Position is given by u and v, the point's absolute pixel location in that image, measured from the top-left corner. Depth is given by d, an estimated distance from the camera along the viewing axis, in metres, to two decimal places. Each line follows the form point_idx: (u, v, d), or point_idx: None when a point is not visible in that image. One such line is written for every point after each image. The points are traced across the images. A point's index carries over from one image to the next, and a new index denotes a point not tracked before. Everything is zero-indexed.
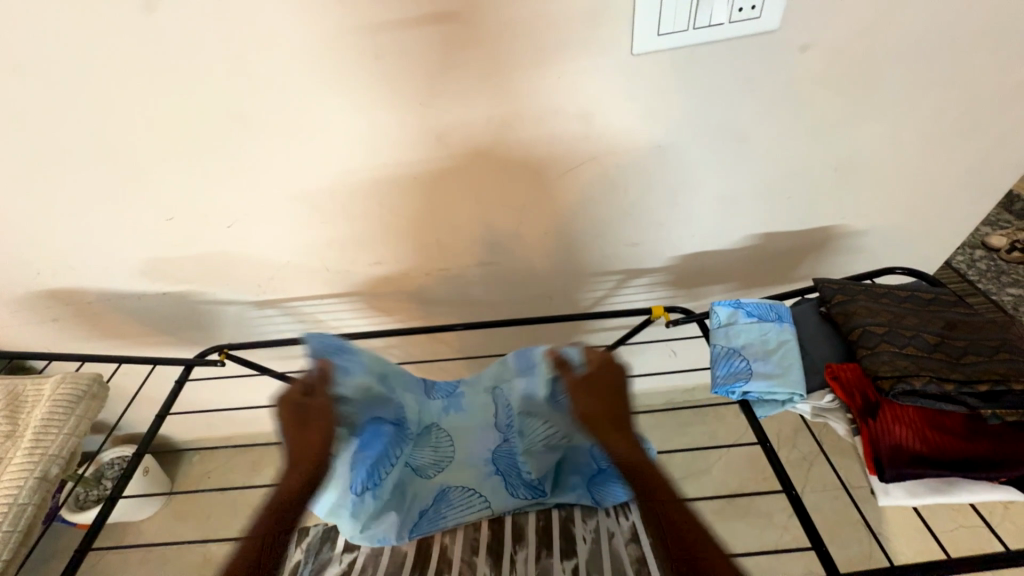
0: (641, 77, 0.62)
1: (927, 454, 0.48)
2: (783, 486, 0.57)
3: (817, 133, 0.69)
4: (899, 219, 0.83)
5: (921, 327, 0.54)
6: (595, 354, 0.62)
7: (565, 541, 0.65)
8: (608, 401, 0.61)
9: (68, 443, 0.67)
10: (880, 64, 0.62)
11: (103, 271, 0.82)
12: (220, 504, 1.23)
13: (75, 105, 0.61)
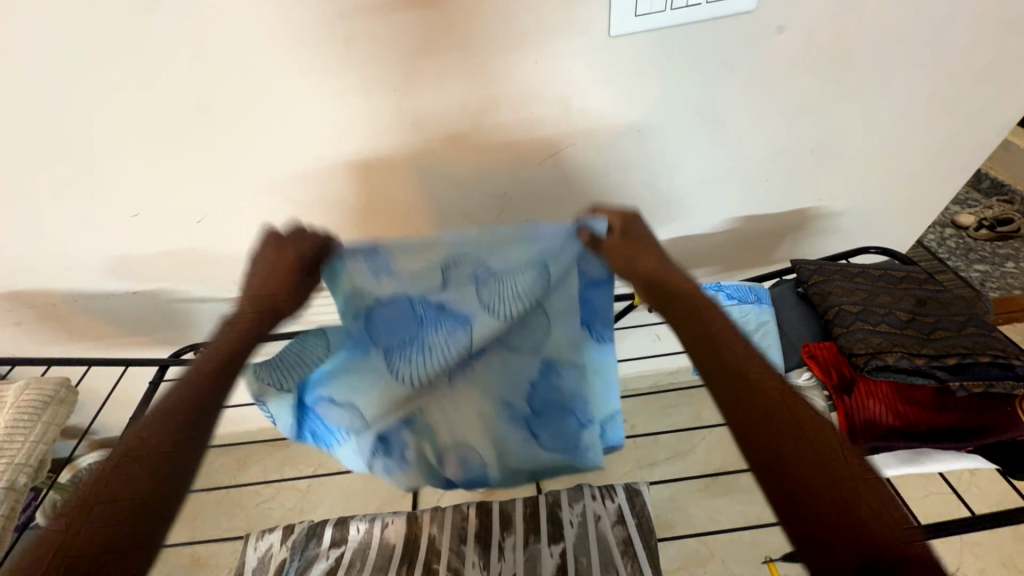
0: (620, 58, 0.61)
1: (899, 427, 0.51)
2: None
3: (793, 114, 0.70)
4: (873, 200, 0.85)
5: (894, 304, 0.56)
6: (652, 287, 0.52)
7: (552, 526, 0.66)
8: (723, 347, 0.45)
9: (35, 450, 0.64)
10: (853, 45, 0.63)
11: (66, 271, 0.79)
12: (206, 504, 1.21)
13: (20, 95, 0.57)
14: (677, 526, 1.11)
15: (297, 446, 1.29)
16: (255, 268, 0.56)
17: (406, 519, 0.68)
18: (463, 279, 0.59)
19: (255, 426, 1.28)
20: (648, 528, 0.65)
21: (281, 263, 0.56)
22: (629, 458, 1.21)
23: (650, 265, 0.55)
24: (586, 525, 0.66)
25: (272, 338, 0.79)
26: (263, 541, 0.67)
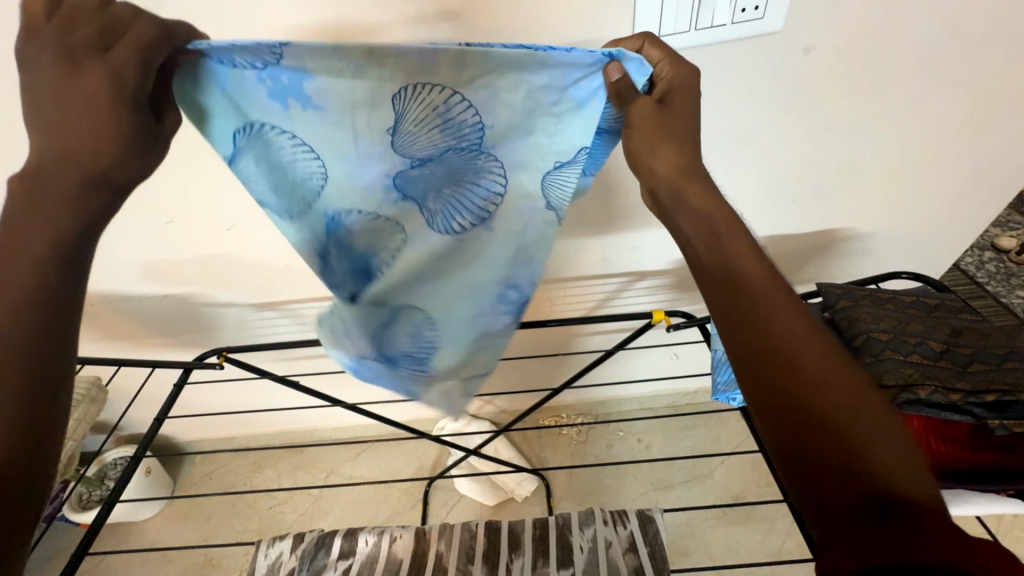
0: None
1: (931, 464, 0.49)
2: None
3: (820, 134, 0.68)
4: (905, 222, 0.82)
5: (926, 334, 0.53)
6: (701, 230, 0.43)
7: (562, 551, 0.64)
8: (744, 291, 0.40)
9: (66, 446, 0.67)
10: (884, 65, 0.61)
11: (102, 274, 0.82)
12: (222, 505, 1.23)
13: None
14: (692, 554, 1.07)
15: (312, 451, 1.30)
16: (30, 57, 0.35)
17: (415, 534, 0.68)
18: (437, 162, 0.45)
19: (272, 429, 1.30)
20: (662, 558, 0.62)
21: (74, 86, 0.35)
22: (643, 480, 1.18)
23: (687, 191, 0.44)
24: (596, 551, 0.64)
25: (292, 345, 0.81)
26: (273, 548, 0.68)
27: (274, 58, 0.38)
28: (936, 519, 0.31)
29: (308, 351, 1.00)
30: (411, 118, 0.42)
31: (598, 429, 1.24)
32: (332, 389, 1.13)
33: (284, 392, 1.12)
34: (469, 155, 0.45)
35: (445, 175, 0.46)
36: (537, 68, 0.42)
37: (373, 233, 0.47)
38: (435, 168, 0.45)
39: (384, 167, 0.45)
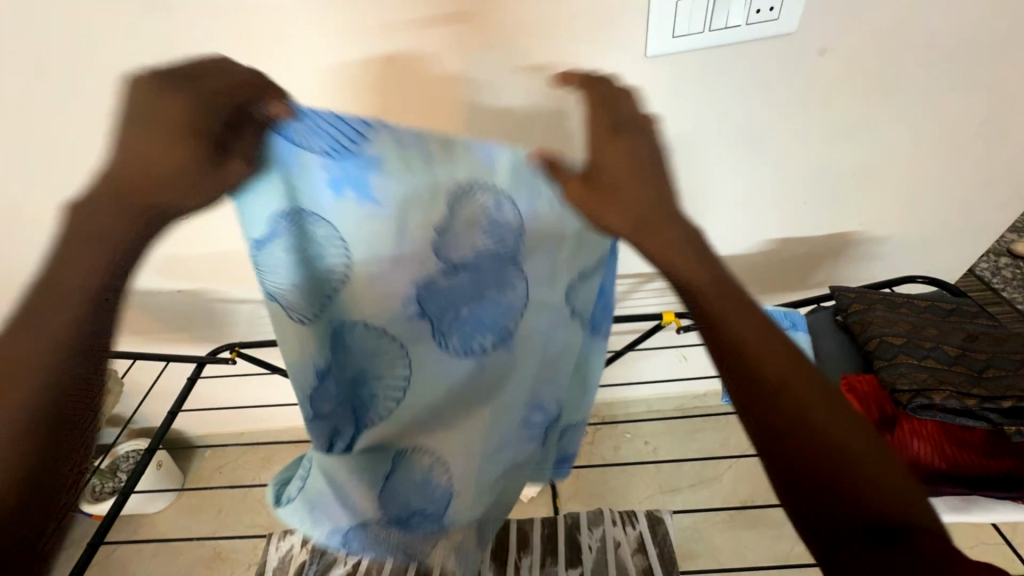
0: (656, 79, 0.61)
1: (945, 470, 0.47)
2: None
3: (834, 136, 0.68)
4: (920, 226, 0.81)
5: (941, 339, 0.52)
6: (691, 278, 0.43)
7: (571, 549, 0.64)
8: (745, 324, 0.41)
9: None
10: (901, 67, 0.61)
11: (120, 269, 0.84)
12: (230, 499, 1.25)
13: None
14: (700, 558, 1.06)
15: None
16: (153, 109, 0.40)
17: None
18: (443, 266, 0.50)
19: (281, 425, 1.31)
20: (671, 559, 0.62)
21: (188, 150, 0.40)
22: (650, 482, 1.17)
23: (650, 246, 0.45)
24: (605, 551, 0.64)
25: None
26: (285, 541, 0.69)
27: (351, 146, 0.44)
28: (932, 539, 0.34)
29: None
30: (449, 243, 0.49)
31: (604, 430, 1.24)
32: None
33: (293, 388, 1.14)
34: (479, 263, 0.50)
35: (463, 297, 0.52)
36: (534, 188, 0.47)
37: (371, 342, 0.54)
38: (454, 293, 0.51)
39: (400, 268, 0.50)
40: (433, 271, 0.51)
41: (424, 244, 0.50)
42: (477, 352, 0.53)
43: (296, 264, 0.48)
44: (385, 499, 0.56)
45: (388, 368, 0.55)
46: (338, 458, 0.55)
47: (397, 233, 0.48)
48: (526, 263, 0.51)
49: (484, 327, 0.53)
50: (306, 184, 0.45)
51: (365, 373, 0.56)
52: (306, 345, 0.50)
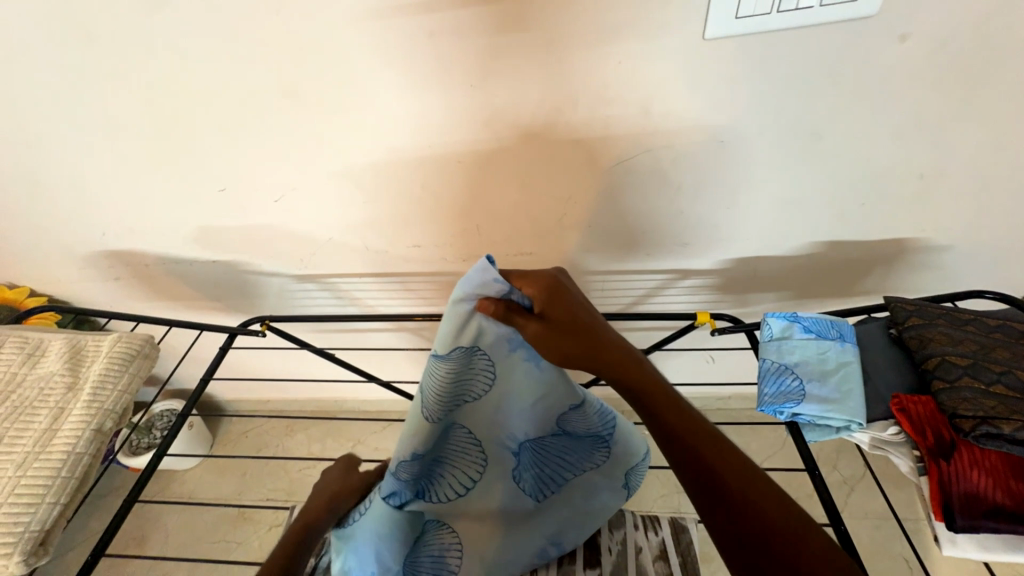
0: (713, 64, 0.57)
1: (1007, 506, 0.43)
2: (831, 520, 0.50)
3: (906, 133, 0.62)
4: (990, 236, 0.75)
5: (1013, 362, 0.48)
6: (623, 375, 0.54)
7: (589, 551, 0.62)
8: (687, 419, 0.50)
9: (120, 399, 0.69)
10: (994, 58, 0.54)
11: (159, 237, 0.86)
12: (255, 464, 1.30)
13: (137, 74, 0.63)
14: (713, 561, 1.05)
15: (341, 420, 1.35)
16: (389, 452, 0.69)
17: None
18: (540, 408, 0.60)
19: (304, 396, 1.35)
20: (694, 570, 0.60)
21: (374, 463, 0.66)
22: (667, 482, 1.16)
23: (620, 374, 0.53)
24: (625, 554, 0.62)
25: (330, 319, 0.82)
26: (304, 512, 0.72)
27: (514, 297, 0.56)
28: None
29: (344, 325, 1.02)
30: (574, 424, 0.62)
31: None
32: (364, 363, 1.15)
33: (318, 361, 1.16)
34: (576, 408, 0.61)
35: (558, 461, 0.62)
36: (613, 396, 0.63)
37: (462, 450, 0.60)
38: (557, 447, 0.62)
39: (513, 403, 0.60)
40: (546, 432, 0.61)
41: (530, 389, 0.59)
42: (538, 496, 0.62)
43: (452, 375, 0.57)
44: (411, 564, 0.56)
45: (463, 465, 0.61)
46: (393, 514, 0.56)
47: (534, 390, 0.59)
48: (613, 448, 0.63)
49: (556, 488, 0.62)
50: (487, 328, 0.57)
51: (447, 459, 0.61)
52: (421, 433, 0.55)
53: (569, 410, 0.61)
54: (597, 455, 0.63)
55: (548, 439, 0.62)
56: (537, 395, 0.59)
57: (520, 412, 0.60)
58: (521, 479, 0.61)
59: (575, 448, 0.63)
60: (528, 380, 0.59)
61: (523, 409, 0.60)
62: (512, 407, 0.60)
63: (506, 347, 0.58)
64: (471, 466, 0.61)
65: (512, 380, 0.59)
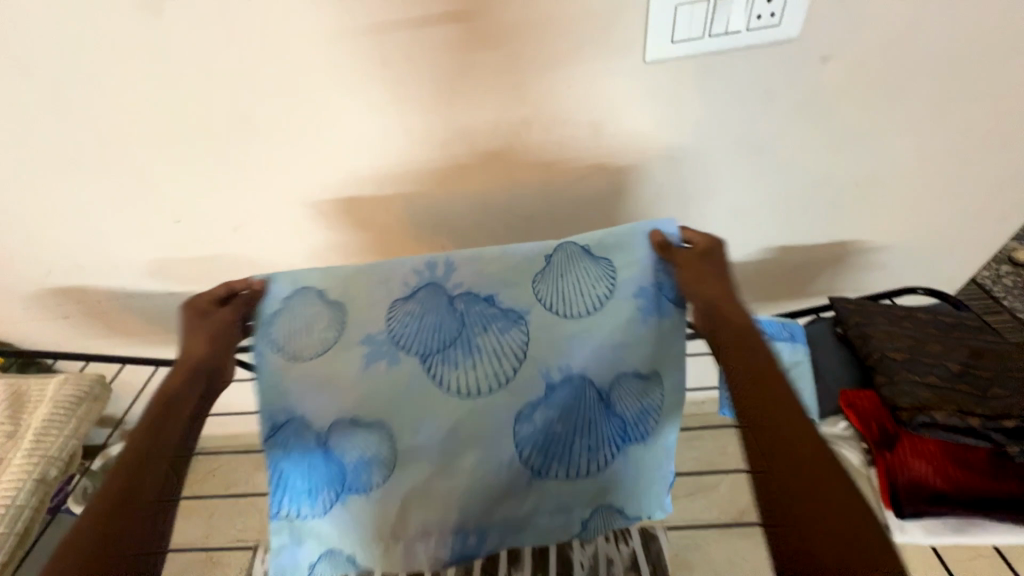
0: (656, 83, 0.60)
1: (947, 491, 0.46)
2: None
3: (837, 143, 0.66)
4: (922, 236, 0.80)
5: (945, 354, 0.51)
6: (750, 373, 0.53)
7: (561, 564, 0.64)
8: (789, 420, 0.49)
9: (67, 445, 0.65)
10: (904, 74, 0.60)
11: (110, 271, 0.83)
12: (222, 504, 1.24)
13: (80, 106, 0.61)
14: (695, 568, 1.05)
15: None
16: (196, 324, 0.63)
17: None
18: (608, 365, 0.62)
19: None
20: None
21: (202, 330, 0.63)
22: None
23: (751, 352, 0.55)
24: (597, 566, 0.64)
25: None
26: (270, 556, 0.71)
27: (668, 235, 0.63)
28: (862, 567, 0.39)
29: None
30: (620, 387, 0.62)
31: None
32: None
33: None
34: (632, 384, 0.62)
35: (575, 433, 0.61)
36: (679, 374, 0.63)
37: (498, 354, 0.62)
38: (591, 411, 0.61)
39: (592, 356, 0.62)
40: (593, 389, 0.62)
41: (608, 343, 0.62)
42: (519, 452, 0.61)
43: (576, 270, 0.63)
44: (340, 450, 0.61)
45: (484, 361, 0.62)
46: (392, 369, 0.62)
47: (615, 334, 0.62)
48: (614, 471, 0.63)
49: (543, 461, 0.61)
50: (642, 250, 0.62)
51: (473, 351, 0.62)
52: (503, 291, 0.63)
53: (630, 380, 0.62)
54: (607, 451, 0.62)
55: (590, 397, 0.61)
56: (614, 354, 0.62)
57: (587, 346, 0.62)
58: (525, 432, 0.61)
59: (599, 433, 0.61)
60: (619, 318, 0.62)
61: (583, 359, 0.62)
62: (592, 357, 0.62)
63: (625, 271, 0.63)
64: (477, 384, 0.62)
65: (611, 319, 0.62)
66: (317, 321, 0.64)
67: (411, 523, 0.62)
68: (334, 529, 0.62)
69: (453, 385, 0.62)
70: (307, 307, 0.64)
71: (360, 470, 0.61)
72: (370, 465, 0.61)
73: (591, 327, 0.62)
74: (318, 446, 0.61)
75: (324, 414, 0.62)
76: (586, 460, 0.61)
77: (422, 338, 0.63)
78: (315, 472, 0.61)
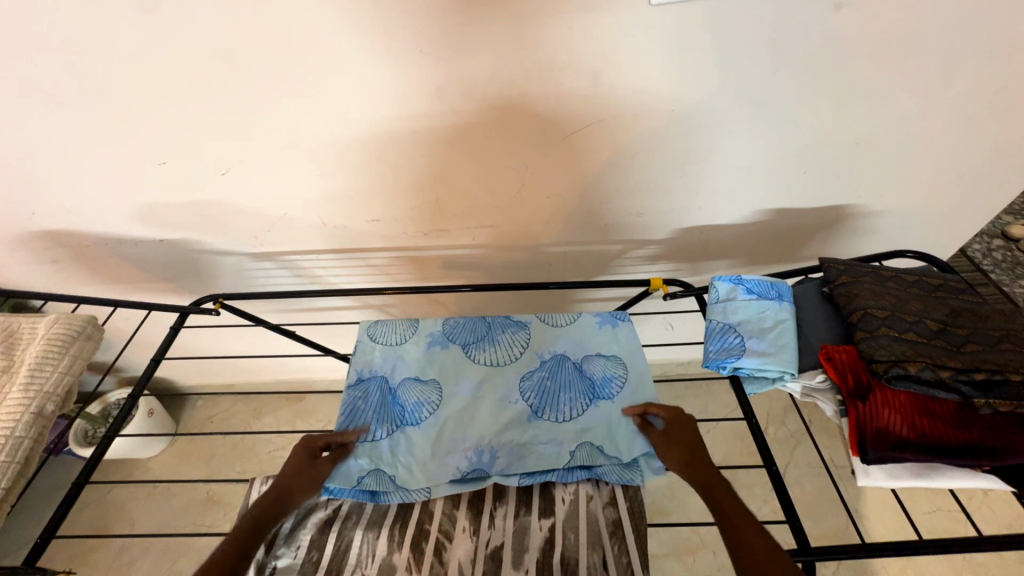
0: (661, 31, 0.57)
1: (913, 439, 0.47)
2: (786, 516, 0.50)
3: (843, 102, 0.65)
4: (916, 203, 0.80)
5: (924, 313, 0.53)
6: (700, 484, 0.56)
7: (543, 501, 0.65)
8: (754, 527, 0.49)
9: (62, 382, 0.66)
10: (920, 28, 0.57)
11: (97, 214, 0.81)
12: (222, 447, 1.28)
13: (48, 34, 0.57)
14: (671, 514, 1.12)
15: (310, 401, 1.34)
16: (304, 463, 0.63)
17: None
18: (580, 352, 0.75)
19: (271, 377, 1.33)
20: (640, 513, 0.62)
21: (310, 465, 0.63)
22: None
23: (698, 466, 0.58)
24: (577, 503, 0.64)
25: (288, 295, 0.80)
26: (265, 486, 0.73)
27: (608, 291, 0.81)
28: None
29: (306, 303, 1.01)
30: (591, 360, 0.74)
31: None
32: (329, 340, 1.14)
33: (282, 342, 1.14)
34: (610, 366, 0.73)
35: (561, 389, 0.72)
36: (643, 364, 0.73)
37: (506, 347, 0.76)
38: (572, 375, 0.73)
39: (568, 350, 0.75)
40: (573, 361, 0.74)
41: (574, 346, 0.76)
42: (523, 401, 0.71)
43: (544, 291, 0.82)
44: (402, 394, 0.73)
45: (503, 351, 0.76)
46: (423, 356, 0.76)
47: (584, 330, 0.77)
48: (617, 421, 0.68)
49: (543, 409, 0.70)
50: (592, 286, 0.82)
51: (495, 341, 0.77)
52: (482, 324, 0.79)
53: (606, 360, 0.74)
54: (603, 404, 0.70)
55: (571, 365, 0.74)
56: (582, 351, 0.75)
57: (566, 340, 0.76)
58: (528, 384, 0.73)
59: (584, 392, 0.71)
60: (582, 327, 0.78)
61: (550, 353, 0.75)
62: (561, 353, 0.75)
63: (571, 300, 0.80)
64: (493, 361, 0.75)
65: (576, 329, 0.77)
66: (390, 332, 0.78)
67: (444, 443, 0.69)
68: (393, 449, 0.68)
69: (486, 360, 0.75)
70: (390, 324, 0.79)
71: (417, 410, 0.71)
72: (420, 407, 0.71)
73: (559, 332, 0.77)
74: (379, 392, 0.72)
75: (394, 374, 0.74)
76: (570, 408, 0.70)
77: (463, 332, 0.78)
78: (381, 409, 0.71)
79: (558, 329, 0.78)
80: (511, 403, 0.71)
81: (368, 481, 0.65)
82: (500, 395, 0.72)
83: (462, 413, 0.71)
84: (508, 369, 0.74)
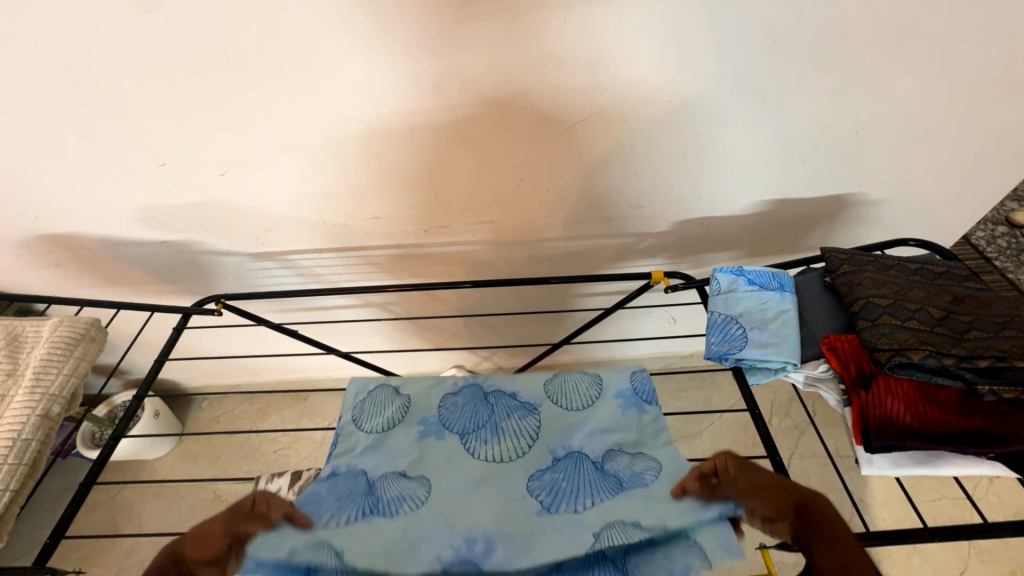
0: (658, 21, 0.57)
1: (917, 427, 0.47)
2: None
3: (843, 90, 0.64)
4: (918, 191, 0.80)
5: (927, 300, 0.52)
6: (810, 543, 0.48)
7: None
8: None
9: (68, 384, 0.67)
10: (920, 12, 0.56)
11: (97, 217, 0.82)
12: (228, 447, 1.29)
13: (42, 36, 0.57)
14: None
15: (315, 399, 1.35)
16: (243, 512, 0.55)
17: None
18: (598, 450, 0.64)
19: (275, 377, 1.34)
20: None
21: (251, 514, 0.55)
22: None
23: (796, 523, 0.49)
24: None
25: (290, 295, 0.80)
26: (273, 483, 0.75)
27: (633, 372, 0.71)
28: None
29: (308, 302, 1.01)
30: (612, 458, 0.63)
31: None
32: (332, 339, 1.15)
33: (285, 341, 1.14)
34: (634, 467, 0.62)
35: (577, 490, 0.61)
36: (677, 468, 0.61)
37: (512, 436, 0.67)
38: (588, 473, 0.62)
39: (584, 441, 0.66)
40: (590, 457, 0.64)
41: (591, 441, 0.66)
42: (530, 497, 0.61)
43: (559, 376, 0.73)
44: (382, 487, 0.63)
45: (506, 443, 0.67)
46: (416, 444, 0.67)
47: (602, 420, 0.67)
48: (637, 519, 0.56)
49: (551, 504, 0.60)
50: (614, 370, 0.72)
51: (499, 426, 0.68)
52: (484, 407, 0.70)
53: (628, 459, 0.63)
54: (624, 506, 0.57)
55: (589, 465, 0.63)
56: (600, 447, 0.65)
57: (582, 432, 0.67)
58: (535, 483, 0.62)
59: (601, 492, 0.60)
60: (602, 417, 0.68)
61: (563, 449, 0.65)
62: (576, 446, 0.65)
63: (589, 385, 0.71)
64: (494, 449, 0.66)
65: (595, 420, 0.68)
66: (380, 414, 0.70)
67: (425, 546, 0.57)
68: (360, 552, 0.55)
69: (488, 455, 0.65)
70: (381, 405, 0.71)
71: (398, 503, 0.61)
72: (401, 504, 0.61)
73: (574, 420, 0.68)
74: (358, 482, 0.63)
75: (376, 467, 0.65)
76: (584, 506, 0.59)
77: (462, 419, 0.69)
78: (355, 500, 0.61)
79: (573, 419, 0.68)
80: (517, 500, 0.61)
81: (303, 555, 0.53)
82: (501, 497, 0.61)
83: (451, 516, 0.60)
84: (513, 465, 0.64)
